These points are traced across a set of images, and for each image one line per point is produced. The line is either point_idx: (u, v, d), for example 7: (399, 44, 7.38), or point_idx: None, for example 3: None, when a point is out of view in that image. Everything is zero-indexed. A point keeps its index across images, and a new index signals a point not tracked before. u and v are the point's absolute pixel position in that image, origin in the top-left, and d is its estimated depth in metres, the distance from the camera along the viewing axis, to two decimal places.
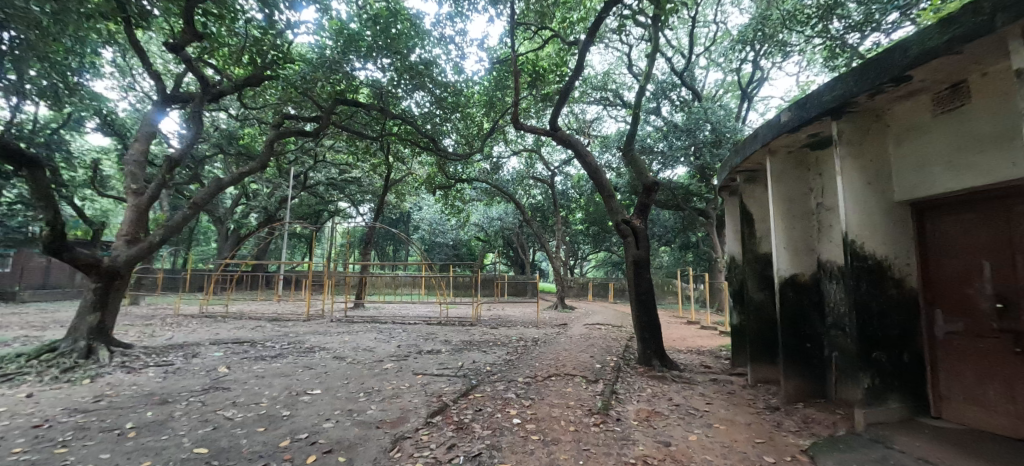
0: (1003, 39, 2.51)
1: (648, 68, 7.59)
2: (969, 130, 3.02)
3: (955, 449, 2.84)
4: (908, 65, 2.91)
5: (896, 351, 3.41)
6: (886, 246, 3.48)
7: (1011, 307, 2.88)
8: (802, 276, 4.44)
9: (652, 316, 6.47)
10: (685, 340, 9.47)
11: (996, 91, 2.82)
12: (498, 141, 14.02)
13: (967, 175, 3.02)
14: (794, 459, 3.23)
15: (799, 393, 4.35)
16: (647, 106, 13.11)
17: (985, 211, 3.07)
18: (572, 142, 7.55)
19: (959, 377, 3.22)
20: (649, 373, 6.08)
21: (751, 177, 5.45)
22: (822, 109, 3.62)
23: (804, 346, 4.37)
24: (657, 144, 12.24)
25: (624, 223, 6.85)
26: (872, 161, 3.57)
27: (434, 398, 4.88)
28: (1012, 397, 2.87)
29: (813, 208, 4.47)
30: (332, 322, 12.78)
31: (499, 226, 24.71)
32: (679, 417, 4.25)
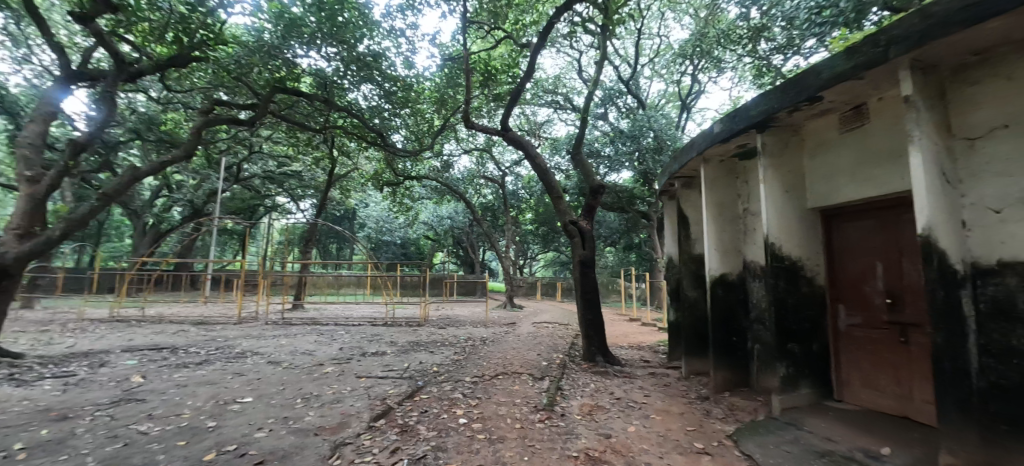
0: (896, 68, 2.89)
1: (596, 75, 7.84)
2: (868, 147, 3.41)
3: (853, 429, 3.21)
4: (820, 86, 3.25)
5: (808, 342, 3.80)
6: (800, 247, 3.86)
7: (899, 302, 3.30)
8: (730, 275, 4.81)
9: (597, 314, 6.71)
10: (627, 337, 9.94)
11: (889, 113, 3.22)
12: (449, 139, 13.86)
13: (866, 186, 3.42)
14: (720, 444, 3.49)
15: (726, 383, 4.71)
16: (595, 111, 13.56)
17: (879, 218, 3.49)
18: (523, 143, 7.64)
19: (857, 364, 3.65)
20: (594, 369, 6.29)
21: (688, 182, 5.82)
22: (749, 123, 3.95)
23: (731, 340, 4.73)
24: (604, 148, 12.83)
25: (571, 224, 7.03)
26: (789, 173, 3.96)
27: (378, 401, 4.74)
28: (898, 380, 3.30)
29: (740, 212, 4.87)
30: (268, 325, 11.95)
31: (449, 225, 24.47)
32: (619, 410, 4.45)
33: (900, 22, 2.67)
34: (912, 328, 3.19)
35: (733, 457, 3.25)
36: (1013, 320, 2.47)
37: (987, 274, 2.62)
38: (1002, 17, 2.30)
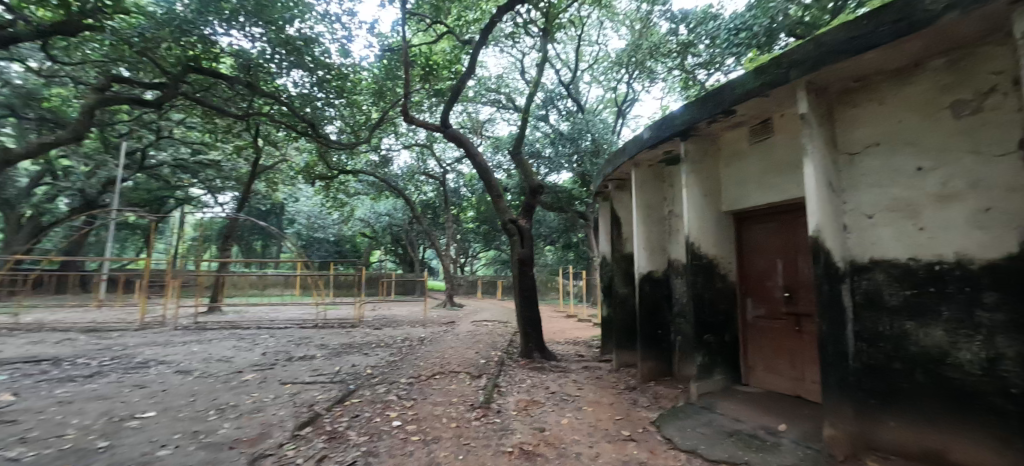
0: (795, 89, 3.26)
1: (537, 77, 7.97)
2: (772, 157, 3.81)
3: (758, 409, 3.58)
4: (735, 100, 3.58)
5: (721, 333, 4.18)
6: (715, 247, 4.23)
7: (795, 295, 3.73)
8: (657, 272, 5.15)
9: (534, 311, 6.85)
10: (563, 333, 10.25)
11: (790, 129, 3.63)
12: (388, 133, 13.36)
13: (770, 192, 3.82)
14: (645, 430, 3.73)
15: (651, 373, 5.03)
16: (536, 112, 13.80)
17: (780, 220, 3.90)
18: (464, 141, 7.59)
19: (760, 351, 4.08)
20: (531, 365, 6.42)
21: (620, 185, 6.14)
22: (674, 131, 4.26)
23: (656, 332, 5.07)
24: (545, 149, 13.11)
25: (510, 222, 7.12)
26: (708, 178, 4.31)
27: (305, 407, 4.46)
28: (793, 364, 3.75)
29: (666, 214, 5.22)
30: (177, 330, 10.75)
31: (387, 222, 23.62)
32: (554, 404, 4.58)
33: (797, 49, 3.04)
34: (804, 318, 3.63)
35: (656, 442, 3.48)
36: (879, 309, 2.94)
37: (862, 270, 3.07)
38: (877, 50, 2.70)
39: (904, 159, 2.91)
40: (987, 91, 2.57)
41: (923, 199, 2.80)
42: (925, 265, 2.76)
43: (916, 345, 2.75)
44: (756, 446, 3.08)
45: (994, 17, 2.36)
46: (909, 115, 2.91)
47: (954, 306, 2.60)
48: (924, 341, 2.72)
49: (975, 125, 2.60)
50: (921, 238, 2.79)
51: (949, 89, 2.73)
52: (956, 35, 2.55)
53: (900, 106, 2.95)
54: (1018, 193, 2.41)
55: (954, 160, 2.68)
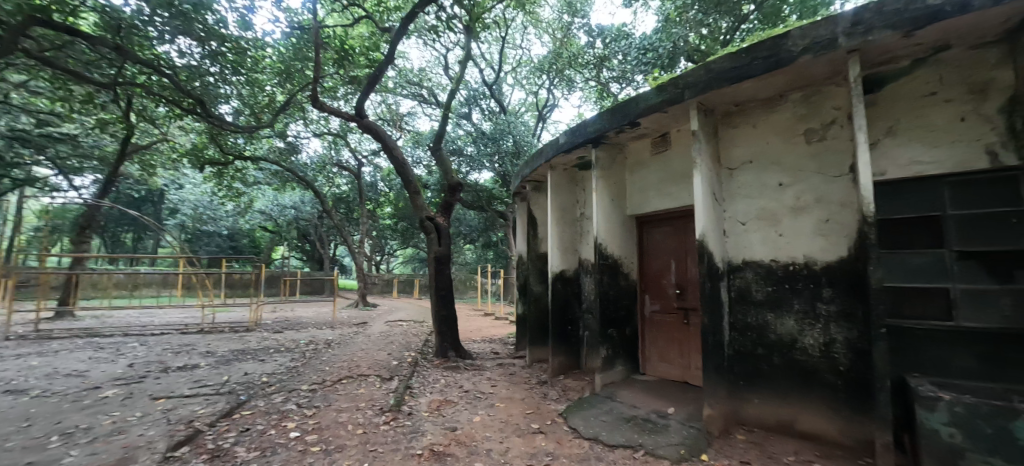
0: (689, 107, 3.65)
1: (460, 74, 7.90)
2: (669, 167, 4.21)
3: (652, 395, 3.95)
4: (639, 113, 3.89)
5: (623, 327, 4.53)
6: (619, 248, 4.57)
7: (684, 292, 4.17)
8: (568, 271, 5.41)
9: (450, 310, 6.79)
10: (479, 331, 10.30)
11: (684, 143, 4.06)
12: (295, 118, 12.20)
13: (666, 199, 4.23)
14: (552, 422, 3.89)
15: (561, 367, 5.28)
16: (459, 109, 13.64)
17: (674, 225, 4.33)
18: (381, 132, 7.23)
19: (655, 342, 4.50)
20: (445, 365, 6.35)
21: (537, 187, 6.36)
22: (586, 138, 4.50)
23: (567, 328, 5.33)
24: (467, 147, 13.02)
25: (428, 220, 6.96)
26: (614, 184, 4.64)
27: (182, 425, 3.88)
28: (681, 353, 4.19)
29: (577, 216, 5.50)
30: (7, 341, 8.70)
31: (293, 216, 21.65)
32: (467, 402, 4.58)
33: (691, 72, 3.41)
34: (691, 312, 4.08)
35: (562, 432, 3.66)
36: (747, 304, 3.42)
37: (735, 270, 3.54)
38: (754, 79, 3.12)
39: (770, 175, 3.42)
40: (829, 122, 3.13)
41: (782, 210, 3.32)
42: (782, 265, 3.27)
43: (774, 333, 3.26)
44: (649, 428, 3.39)
45: (837, 61, 2.89)
46: (774, 137, 3.42)
47: (802, 300, 3.13)
48: (780, 330, 3.22)
49: (821, 149, 3.15)
50: (780, 242, 3.30)
51: (803, 118, 3.28)
52: (810, 74, 3.07)
53: (768, 129, 3.46)
54: (848, 206, 2.98)
55: (805, 178, 3.21)
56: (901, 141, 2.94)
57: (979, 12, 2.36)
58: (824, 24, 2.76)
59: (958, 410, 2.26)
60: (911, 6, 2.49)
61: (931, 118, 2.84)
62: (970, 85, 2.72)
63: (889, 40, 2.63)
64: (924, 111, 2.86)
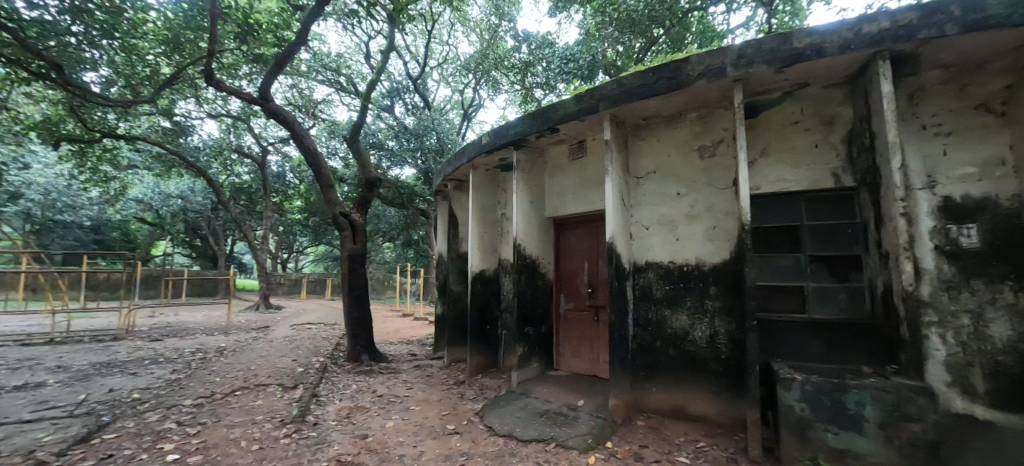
0: (603, 118, 3.89)
1: (382, 64, 7.51)
2: (585, 173, 4.45)
3: (564, 390, 4.14)
4: (558, 120, 4.06)
5: (538, 325, 4.69)
6: (537, 248, 4.73)
7: (595, 291, 4.44)
8: (487, 271, 5.45)
9: (364, 311, 6.48)
10: (397, 333, 9.96)
11: (598, 151, 4.32)
12: (184, 95, 10.65)
13: (581, 203, 4.47)
14: (468, 422, 3.90)
15: (479, 366, 5.31)
16: (380, 101, 12.99)
17: (588, 227, 4.58)
18: (290, 120, 6.64)
19: (568, 339, 4.73)
20: (358, 369, 6.03)
21: (459, 186, 6.33)
22: (508, 140, 4.58)
23: (485, 328, 5.38)
24: (388, 141, 12.39)
25: (342, 216, 6.54)
26: (534, 187, 4.79)
27: (16, 457, 3.17)
28: (592, 349, 4.46)
29: (498, 216, 5.59)
30: None
31: (180, 207, 18.93)
32: (380, 407, 4.40)
33: (605, 85, 3.65)
34: (601, 310, 4.35)
35: (478, 431, 3.67)
36: (649, 301, 3.74)
37: (639, 271, 3.85)
38: (659, 96, 3.43)
39: (670, 185, 3.78)
40: (718, 141, 3.56)
41: (679, 217, 3.69)
42: (678, 267, 3.63)
43: (670, 327, 3.61)
44: (560, 421, 3.55)
45: (725, 87, 3.29)
46: (674, 151, 3.79)
47: (693, 297, 3.52)
48: (675, 324, 3.58)
49: (711, 164, 3.57)
50: (677, 246, 3.67)
51: (698, 136, 3.68)
52: (704, 97, 3.46)
53: (669, 144, 3.82)
54: (731, 215, 3.41)
55: (698, 189, 3.62)
56: (772, 161, 3.45)
57: (828, 57, 2.86)
58: (716, 53, 3.13)
59: (807, 388, 2.70)
60: (781, 46, 2.93)
61: (794, 143, 3.37)
62: (822, 118, 3.28)
63: (765, 73, 3.07)
64: (789, 136, 3.39)
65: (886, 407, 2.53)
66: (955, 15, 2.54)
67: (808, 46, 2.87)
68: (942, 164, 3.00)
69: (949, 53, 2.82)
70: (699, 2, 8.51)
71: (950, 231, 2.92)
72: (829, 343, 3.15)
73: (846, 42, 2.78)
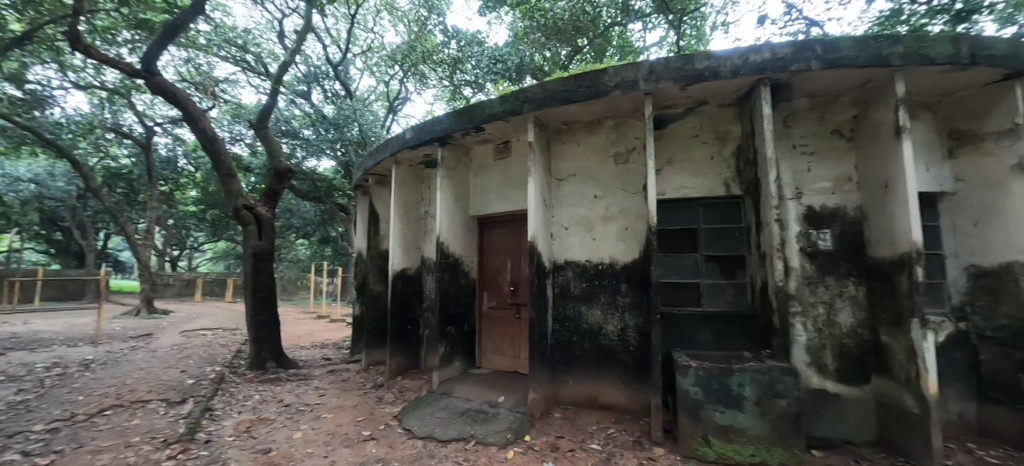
0: (527, 120, 3.98)
1: (297, 45, 6.91)
2: (509, 173, 4.52)
3: (485, 387, 4.18)
4: (483, 119, 4.07)
5: (461, 324, 4.67)
6: (460, 247, 4.70)
7: (517, 289, 4.55)
8: (409, 270, 5.30)
9: (270, 314, 5.94)
10: (309, 336, 9.26)
11: (522, 152, 4.43)
12: (40, 59, 8.85)
13: (505, 203, 4.54)
14: (386, 426, 3.75)
15: (399, 368, 5.14)
16: (294, 86, 11.87)
17: (511, 227, 4.66)
18: (182, 98, 5.84)
19: (491, 337, 4.78)
20: (262, 377, 5.51)
21: (381, 181, 6.08)
22: (432, 136, 4.48)
23: (406, 328, 5.23)
24: (303, 130, 11.45)
25: (245, 209, 5.94)
26: (458, 185, 4.75)
27: None
28: (513, 345, 4.57)
29: (422, 214, 5.46)
30: None
31: (33, 192, 15.74)
32: (286, 418, 4.06)
33: (530, 88, 3.74)
34: (522, 307, 4.47)
35: (395, 435, 3.55)
36: (566, 298, 3.92)
37: (558, 270, 4.00)
38: (579, 103, 3.61)
39: (588, 188, 3.99)
40: (631, 149, 3.85)
41: (596, 218, 3.91)
42: (594, 266, 3.85)
43: (586, 323, 3.81)
44: (480, 419, 3.57)
45: (638, 99, 3.55)
46: (592, 156, 4.01)
47: (607, 294, 3.76)
48: (590, 320, 3.80)
49: (625, 170, 3.85)
50: (593, 246, 3.88)
51: (614, 143, 3.94)
52: (620, 106, 3.71)
53: (588, 149, 4.03)
54: (640, 218, 3.71)
55: (613, 193, 3.87)
56: (676, 169, 3.80)
57: (723, 80, 3.22)
58: (630, 67, 3.36)
59: (700, 373, 3.02)
60: (685, 66, 3.23)
61: (694, 155, 3.75)
62: (717, 133, 3.70)
63: (671, 89, 3.37)
64: (690, 148, 3.77)
65: (761, 386, 2.92)
66: (817, 55, 3.01)
67: (706, 68, 3.20)
68: (807, 179, 3.54)
69: (814, 86, 3.34)
70: (619, 19, 9.16)
71: (811, 235, 3.47)
72: (718, 333, 3.56)
73: (736, 67, 3.15)
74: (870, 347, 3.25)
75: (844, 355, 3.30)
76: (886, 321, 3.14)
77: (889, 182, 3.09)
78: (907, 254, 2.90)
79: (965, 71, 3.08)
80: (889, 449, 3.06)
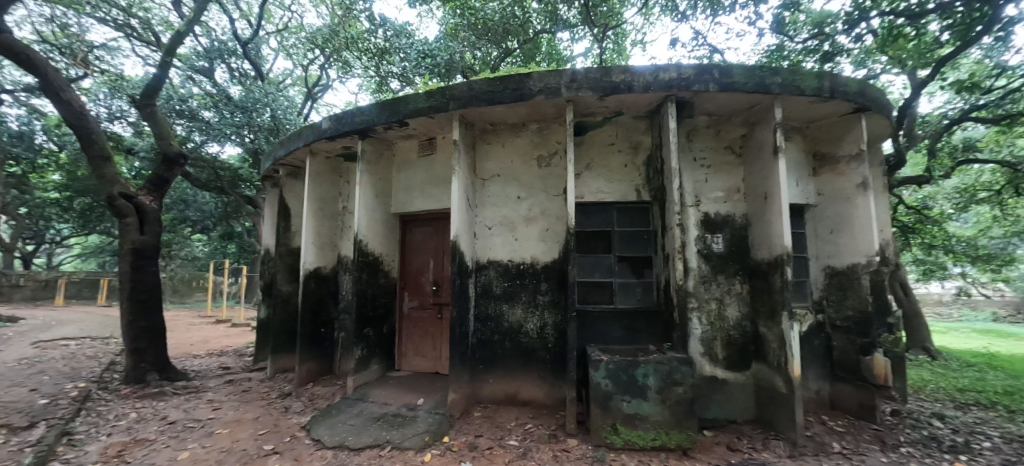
0: (452, 118, 3.93)
1: (197, 14, 6.13)
2: (434, 171, 4.43)
3: (403, 391, 4.06)
4: (407, 114, 3.94)
5: (379, 326, 4.49)
6: (381, 245, 4.51)
7: (440, 288, 4.50)
8: (323, 269, 4.97)
9: (153, 318, 5.22)
10: (205, 343, 8.29)
11: (447, 150, 4.38)
12: None
13: (429, 201, 4.45)
14: (292, 438, 3.48)
15: (310, 374, 4.80)
16: (192, 59, 10.47)
17: (435, 225, 4.59)
18: (37, 60, 4.84)
19: (411, 338, 4.67)
20: (142, 391, 4.82)
21: (293, 172, 5.64)
22: (352, 128, 4.24)
23: (318, 331, 4.90)
24: (203, 111, 10.15)
25: (123, 198, 5.14)
26: (379, 181, 4.55)
27: None
28: (435, 346, 4.52)
29: (339, 209, 5.15)
30: None
31: None
32: (170, 437, 3.58)
33: (456, 85, 3.70)
34: (445, 307, 4.43)
35: (302, 447, 3.30)
36: (488, 297, 3.95)
37: (481, 269, 4.01)
38: (503, 105, 3.65)
39: (511, 188, 4.07)
40: (553, 153, 4.02)
41: (518, 219, 4.00)
42: (517, 266, 3.93)
43: (507, 322, 3.89)
44: (397, 423, 3.46)
45: (560, 105, 3.70)
46: (516, 158, 4.09)
47: (527, 292, 3.88)
48: (512, 318, 3.88)
49: (547, 173, 4.00)
50: (515, 245, 3.97)
51: (537, 147, 4.07)
52: (543, 111, 3.84)
53: (513, 150, 4.11)
54: (560, 220, 3.89)
55: (535, 195, 3.99)
56: (594, 174, 4.01)
57: (636, 93, 3.47)
58: (553, 74, 3.47)
59: (610, 366, 3.22)
60: (603, 78, 3.42)
61: (609, 161, 4.01)
62: (631, 143, 4.01)
63: (590, 98, 3.55)
64: (607, 155, 4.02)
65: (663, 376, 3.19)
66: (715, 78, 3.37)
67: (622, 81, 3.42)
68: (705, 188, 3.95)
69: (712, 105, 3.73)
70: (548, 26, 9.45)
71: (706, 239, 3.88)
72: (627, 328, 3.84)
73: (648, 83, 3.41)
74: (751, 337, 3.72)
75: (730, 345, 3.75)
76: (763, 314, 3.61)
77: (768, 194, 3.57)
78: (780, 256, 3.36)
79: (827, 103, 3.65)
80: (764, 425, 3.53)
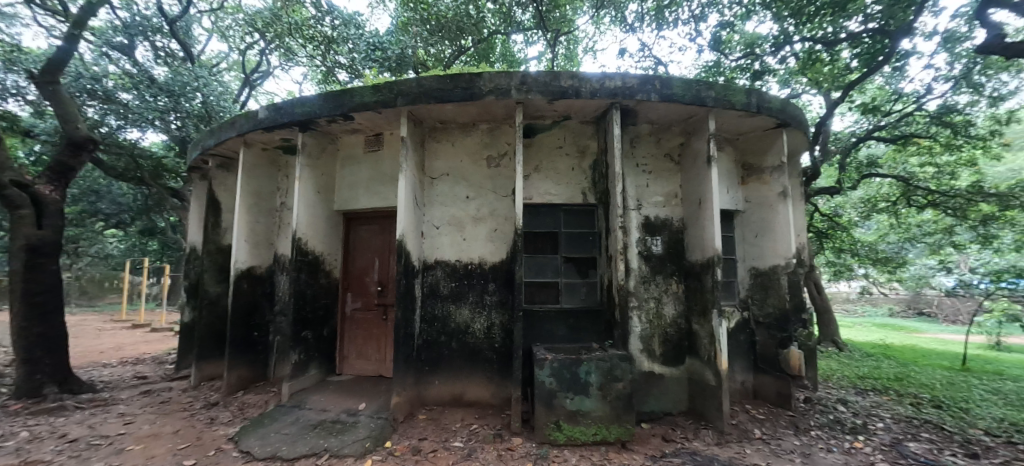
0: (401, 114, 3.83)
1: None
2: (381, 167, 4.30)
3: (344, 396, 3.90)
4: (352, 107, 3.79)
5: (319, 328, 4.29)
6: (322, 243, 4.31)
7: (385, 288, 4.38)
8: (257, 268, 4.67)
9: (52, 323, 4.64)
10: (118, 350, 7.48)
11: (394, 146, 4.27)
12: None
13: (374, 198, 4.31)
14: (217, 451, 3.23)
15: (240, 381, 4.48)
16: (107, 33, 9.38)
17: (381, 223, 4.46)
18: None
19: (354, 341, 4.50)
20: (36, 406, 4.25)
21: (225, 164, 5.24)
22: (292, 119, 4.01)
23: (251, 335, 4.58)
24: (120, 93, 9.14)
25: (15, 187, 4.51)
26: (321, 176, 4.35)
27: None
28: (379, 348, 4.39)
29: (277, 205, 4.86)
30: None
31: None
32: (70, 457, 3.19)
33: (404, 81, 3.61)
34: (389, 308, 4.32)
35: (229, 460, 3.07)
36: (435, 297, 3.89)
37: (428, 269, 3.94)
38: (453, 103, 3.62)
39: (460, 188, 4.04)
40: (503, 154, 4.05)
41: (467, 218, 3.99)
42: (464, 266, 3.92)
43: (454, 322, 3.86)
44: (336, 430, 3.31)
45: (510, 107, 3.73)
46: (466, 157, 4.08)
47: (475, 293, 3.87)
48: (459, 319, 3.86)
49: (496, 174, 4.02)
50: (463, 245, 3.95)
51: (487, 147, 4.09)
52: (494, 112, 3.86)
53: (462, 150, 4.09)
54: (508, 220, 3.92)
55: (484, 195, 4.00)
56: (542, 176, 4.09)
57: (584, 98, 3.56)
58: (504, 75, 3.50)
59: (554, 364, 3.29)
60: (552, 82, 3.49)
61: (557, 164, 4.11)
62: (578, 147, 4.13)
63: (540, 101, 3.62)
64: (555, 158, 4.12)
65: (604, 373, 3.31)
66: (656, 88, 3.55)
67: (571, 86, 3.51)
68: (646, 192, 4.15)
69: (653, 114, 3.92)
70: (502, 27, 9.59)
71: (647, 241, 4.08)
72: (572, 327, 3.96)
73: (595, 89, 3.53)
74: (685, 334, 3.97)
75: (667, 341, 3.97)
76: (697, 312, 3.85)
77: (702, 200, 3.83)
78: (712, 258, 3.61)
79: (754, 117, 3.97)
80: (695, 416, 3.77)
